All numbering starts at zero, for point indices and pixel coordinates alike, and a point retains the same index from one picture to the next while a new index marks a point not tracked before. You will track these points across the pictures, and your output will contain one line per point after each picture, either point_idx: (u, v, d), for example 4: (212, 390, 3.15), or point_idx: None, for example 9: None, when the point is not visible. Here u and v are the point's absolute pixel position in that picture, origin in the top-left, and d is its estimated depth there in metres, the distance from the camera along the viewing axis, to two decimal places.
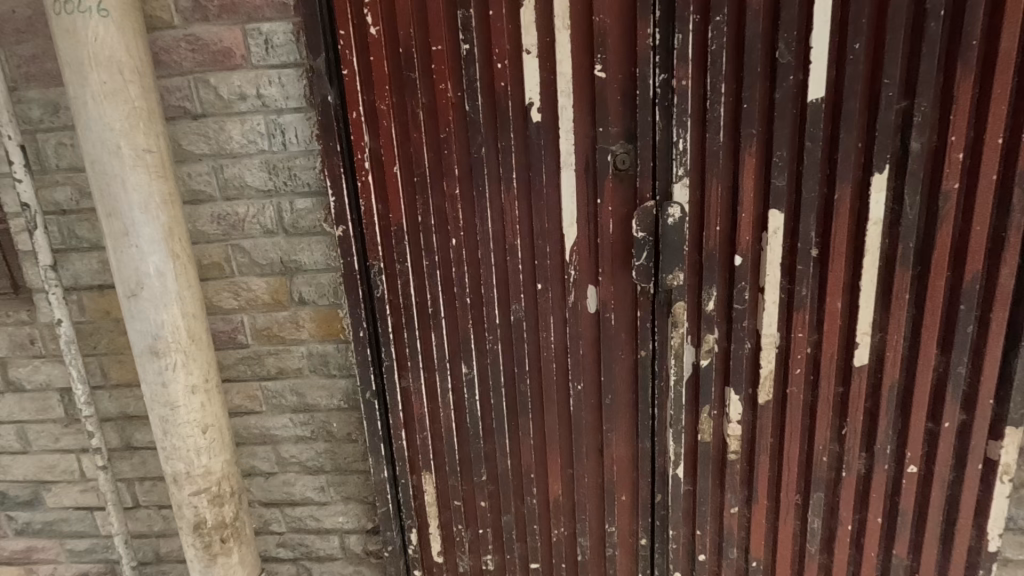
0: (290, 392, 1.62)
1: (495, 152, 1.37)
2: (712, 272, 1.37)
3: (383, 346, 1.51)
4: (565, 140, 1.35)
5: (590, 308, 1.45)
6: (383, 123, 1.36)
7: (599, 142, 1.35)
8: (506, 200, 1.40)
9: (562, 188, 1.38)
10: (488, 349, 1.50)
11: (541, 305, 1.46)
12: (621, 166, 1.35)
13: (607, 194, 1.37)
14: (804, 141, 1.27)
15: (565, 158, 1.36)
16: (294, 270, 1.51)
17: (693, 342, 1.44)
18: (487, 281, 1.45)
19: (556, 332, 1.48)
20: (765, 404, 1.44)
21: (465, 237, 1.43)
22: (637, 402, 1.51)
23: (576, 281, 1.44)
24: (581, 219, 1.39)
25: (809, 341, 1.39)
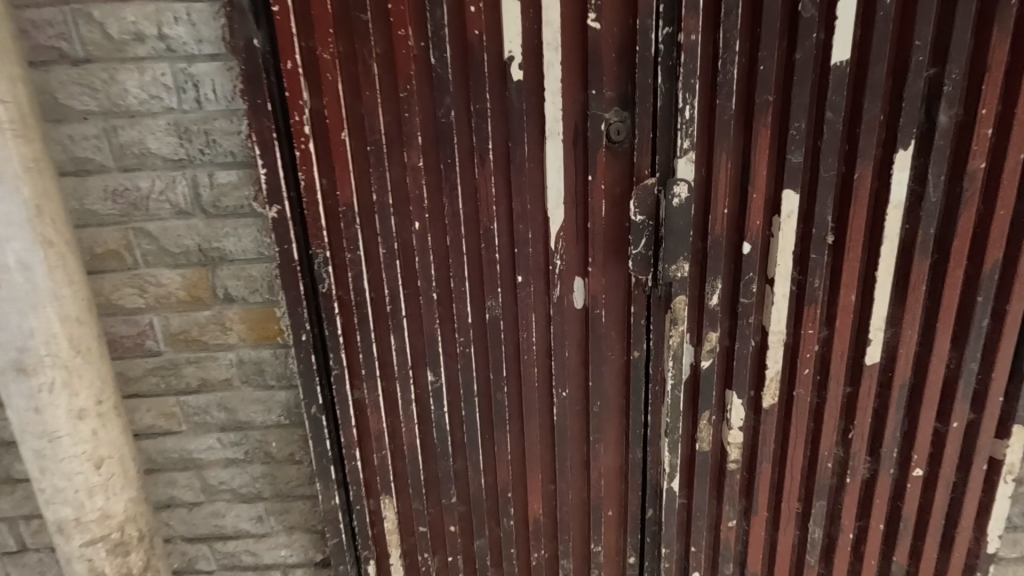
0: (217, 407, 1.34)
1: (467, 117, 1.13)
2: (718, 261, 1.19)
3: (331, 351, 1.25)
4: (551, 104, 1.13)
5: (577, 303, 1.26)
6: (327, 75, 1.09)
7: (592, 108, 1.13)
8: (480, 176, 1.16)
9: (548, 162, 1.16)
10: (459, 352, 1.28)
11: (521, 300, 1.25)
12: (617, 137, 1.15)
13: (600, 169, 1.17)
14: (825, 111, 1.11)
15: (551, 127, 1.14)
16: (216, 261, 1.22)
17: (693, 341, 1.27)
18: (457, 272, 1.22)
19: (538, 332, 1.28)
20: (770, 408, 1.30)
21: (430, 220, 1.19)
22: (628, 409, 1.34)
23: (562, 274, 1.23)
24: (569, 200, 1.18)
25: (818, 337, 1.25)
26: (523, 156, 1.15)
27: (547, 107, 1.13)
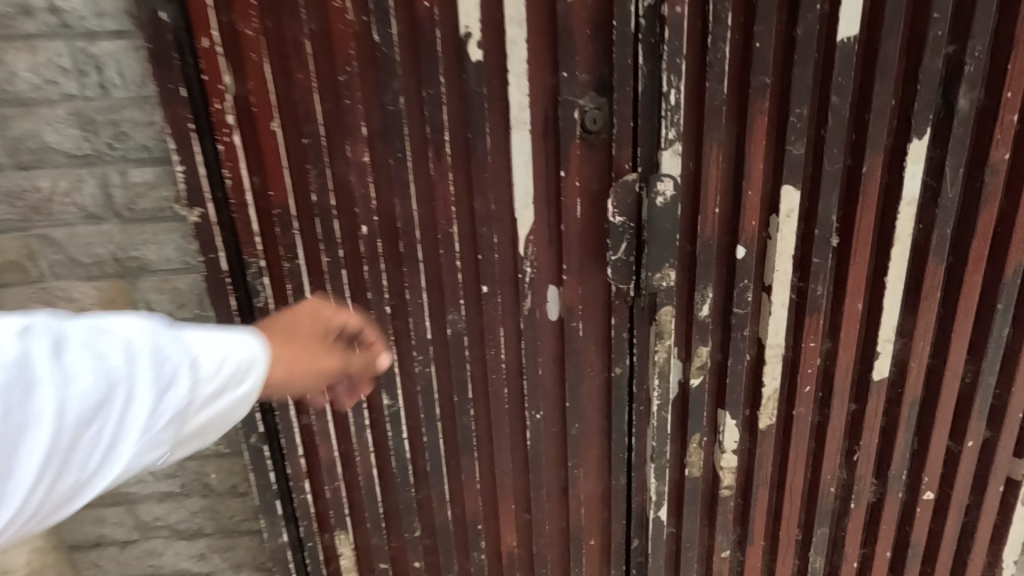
0: None
1: (419, 103, 0.98)
2: (709, 267, 1.05)
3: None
4: (516, 89, 0.98)
5: (551, 315, 1.12)
6: (251, 55, 0.93)
7: (563, 92, 0.98)
8: (436, 172, 1.01)
9: (514, 156, 1.01)
10: (418, 371, 1.14)
11: (487, 313, 1.11)
12: (592, 126, 1.00)
13: (574, 164, 1.02)
14: (830, 95, 0.96)
15: (517, 115, 0.99)
16: (135, 272, 1.06)
17: (681, 356, 1.13)
18: (414, 282, 1.07)
19: (508, 347, 1.14)
20: (767, 429, 1.17)
21: (380, 223, 1.04)
22: (610, 431, 1.20)
23: (532, 282, 1.09)
24: (539, 199, 1.04)
25: (821, 351, 1.12)
26: (485, 149, 1.00)
27: (511, 92, 0.98)
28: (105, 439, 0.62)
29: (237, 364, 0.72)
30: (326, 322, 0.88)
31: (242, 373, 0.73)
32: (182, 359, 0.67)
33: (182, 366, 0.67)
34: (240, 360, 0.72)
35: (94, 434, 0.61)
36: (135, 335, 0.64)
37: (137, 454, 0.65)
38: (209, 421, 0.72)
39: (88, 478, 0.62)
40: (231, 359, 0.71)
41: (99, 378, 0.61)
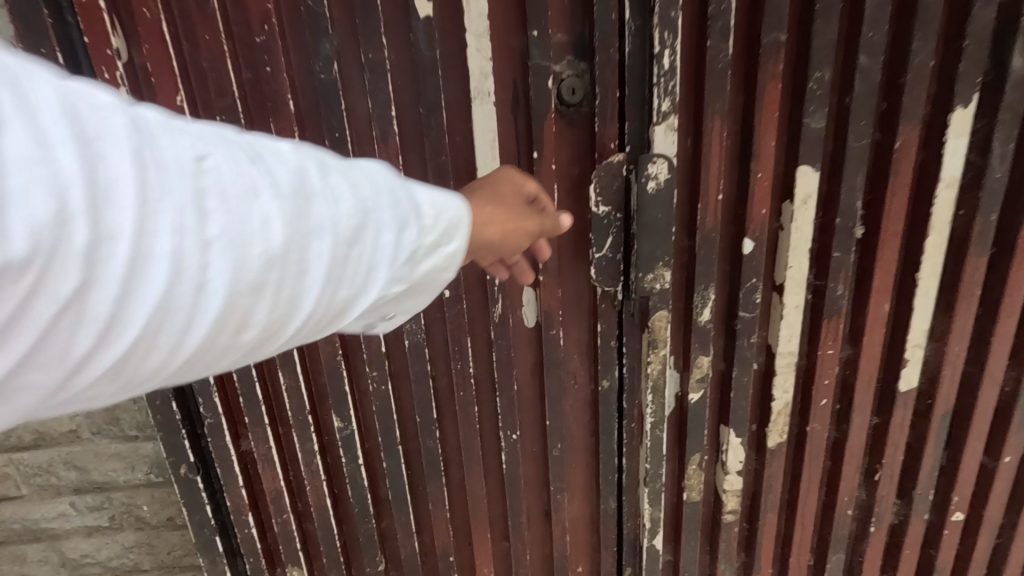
0: (63, 466, 1.03)
1: (357, 71, 0.80)
2: (711, 264, 0.89)
3: (200, 396, 0.94)
4: (475, 51, 0.80)
5: (527, 322, 0.96)
6: (144, 11, 0.75)
7: (533, 56, 0.80)
8: (383, 155, 0.84)
9: (475, 135, 0.84)
10: (373, 389, 0.98)
11: (450, 321, 0.94)
12: (570, 97, 0.83)
13: (548, 144, 0.84)
14: (857, 54, 0.79)
15: (478, 84, 0.82)
16: None
17: (678, 367, 0.98)
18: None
19: (477, 359, 0.98)
20: (776, 448, 1.02)
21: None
22: (598, 451, 1.05)
23: (503, 285, 0.92)
24: None
25: (839, 358, 0.97)
26: (441, 125, 0.83)
27: (469, 54, 0.80)
28: (345, 279, 0.48)
29: (448, 216, 0.54)
30: (521, 191, 0.71)
31: (450, 226, 0.54)
32: (408, 201, 0.51)
33: (406, 203, 0.51)
34: (449, 212, 0.54)
35: (356, 259, 0.48)
36: (383, 169, 0.51)
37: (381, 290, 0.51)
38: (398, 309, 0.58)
39: (363, 299, 0.50)
40: (449, 212, 0.54)
41: (353, 195, 0.48)
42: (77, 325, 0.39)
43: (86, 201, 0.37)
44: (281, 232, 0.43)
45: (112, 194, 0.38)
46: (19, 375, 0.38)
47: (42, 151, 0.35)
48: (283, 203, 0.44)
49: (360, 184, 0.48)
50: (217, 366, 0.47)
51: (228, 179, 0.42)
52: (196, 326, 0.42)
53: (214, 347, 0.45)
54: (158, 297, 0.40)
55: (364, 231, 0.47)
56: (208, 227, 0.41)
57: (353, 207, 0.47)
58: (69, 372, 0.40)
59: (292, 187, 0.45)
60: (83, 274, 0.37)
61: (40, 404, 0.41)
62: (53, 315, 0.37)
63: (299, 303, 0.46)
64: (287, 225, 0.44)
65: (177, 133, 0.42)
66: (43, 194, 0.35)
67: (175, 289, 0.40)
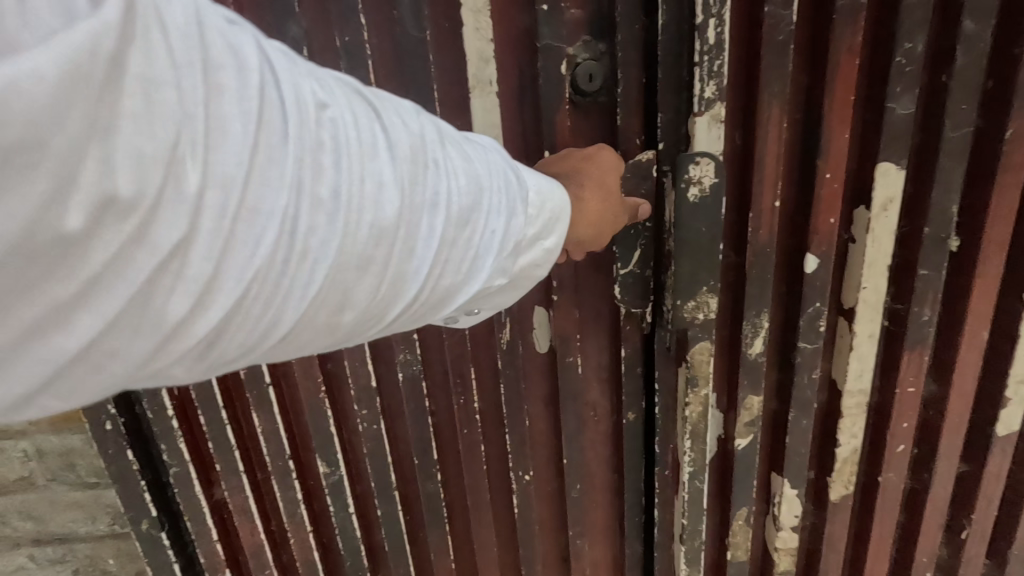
0: (18, 517, 0.92)
1: (332, 57, 0.65)
2: (764, 286, 0.72)
3: (162, 441, 0.81)
4: (473, 29, 0.65)
5: (539, 347, 0.80)
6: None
7: (543, 33, 0.64)
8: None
9: (475, 133, 0.69)
10: (363, 429, 0.84)
11: (450, 351, 0.80)
12: (587, 83, 0.67)
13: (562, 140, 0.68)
14: (959, 17, 0.61)
15: (476, 70, 0.66)
16: None
17: (721, 405, 0.81)
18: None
19: (482, 397, 0.83)
20: (840, 502, 0.85)
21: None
22: (622, 497, 0.91)
23: (510, 308, 0.77)
24: None
25: (921, 396, 0.79)
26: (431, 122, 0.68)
27: (466, 34, 0.65)
28: (451, 260, 0.49)
29: (552, 209, 0.56)
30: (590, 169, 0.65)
31: (553, 218, 0.56)
32: (514, 181, 0.53)
33: (513, 182, 0.53)
34: (554, 206, 0.56)
35: (466, 238, 0.50)
36: (493, 151, 0.53)
37: (486, 273, 0.53)
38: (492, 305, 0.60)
39: (457, 285, 0.51)
40: (554, 199, 0.56)
41: (466, 170, 0.49)
42: (189, 277, 0.39)
43: (224, 140, 0.38)
44: (396, 198, 0.45)
45: (244, 136, 0.39)
46: (134, 328, 0.39)
47: (188, 90, 0.37)
48: (396, 168, 0.45)
49: (466, 161, 0.50)
50: (309, 342, 0.47)
51: (349, 138, 0.43)
52: (304, 289, 0.44)
53: (309, 321, 0.45)
54: (270, 254, 0.41)
55: (467, 209, 0.49)
56: (320, 183, 0.42)
57: (457, 183, 0.48)
58: (170, 328, 0.40)
59: (407, 156, 0.46)
60: (210, 219, 0.38)
61: (132, 370, 0.41)
62: (171, 255, 0.38)
63: (399, 278, 0.47)
64: (402, 193, 0.45)
65: (309, 87, 0.43)
66: (185, 127, 0.37)
67: (288, 242, 0.41)
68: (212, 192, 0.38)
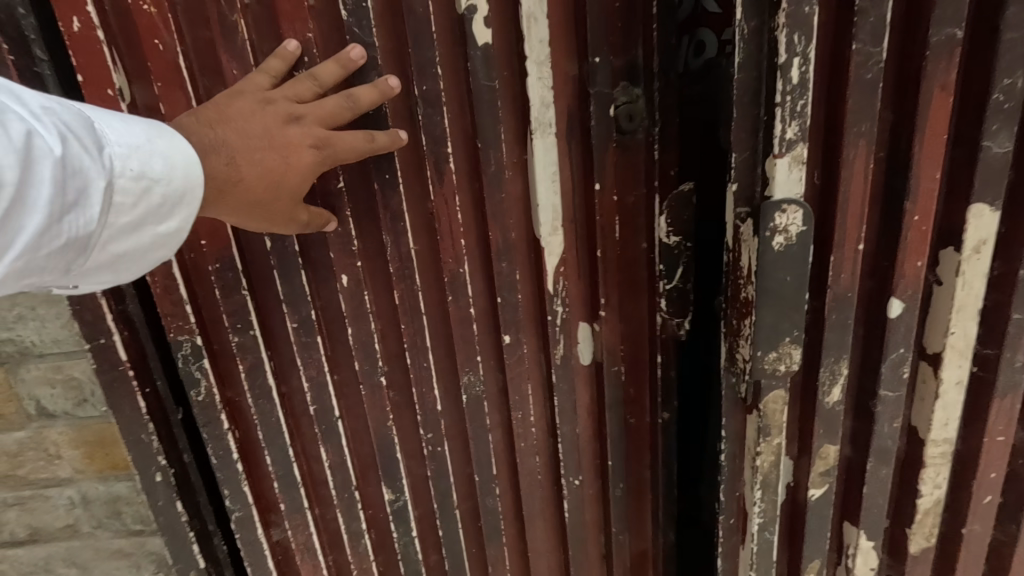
0: (62, 564, 0.90)
1: (407, 104, 0.65)
2: (844, 333, 0.68)
3: (224, 485, 0.78)
4: (536, 79, 0.65)
5: (583, 359, 0.79)
6: (154, 42, 0.59)
7: (595, 81, 0.66)
8: (437, 198, 0.69)
9: (536, 174, 0.69)
10: (428, 453, 0.81)
11: (511, 380, 0.78)
12: (629, 123, 0.69)
13: (610, 172, 0.70)
14: None
15: (539, 114, 0.66)
16: (14, 357, 0.77)
17: (793, 454, 0.77)
18: (416, 341, 0.75)
19: (539, 430, 0.82)
20: (919, 554, 0.80)
21: (367, 269, 0.71)
22: (655, 518, 0.89)
23: (562, 330, 0.76)
24: (566, 222, 0.72)
25: (1011, 446, 0.74)
26: (497, 163, 0.68)
27: (529, 84, 0.65)
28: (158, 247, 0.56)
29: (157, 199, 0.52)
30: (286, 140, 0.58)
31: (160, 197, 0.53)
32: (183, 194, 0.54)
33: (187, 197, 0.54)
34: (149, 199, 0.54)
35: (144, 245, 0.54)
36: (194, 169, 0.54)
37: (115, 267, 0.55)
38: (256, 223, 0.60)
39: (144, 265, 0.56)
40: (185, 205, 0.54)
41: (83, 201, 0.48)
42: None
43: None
44: (91, 184, 0.48)
45: None
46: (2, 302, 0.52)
47: None
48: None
49: (141, 142, 0.50)
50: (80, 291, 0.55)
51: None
52: (36, 248, 0.47)
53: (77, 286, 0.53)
54: (36, 217, 0.46)
55: (131, 193, 0.50)
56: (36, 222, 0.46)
57: (112, 168, 0.49)
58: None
59: (129, 144, 0.50)
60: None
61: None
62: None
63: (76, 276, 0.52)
64: (93, 180, 0.48)
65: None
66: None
67: (32, 221, 0.45)
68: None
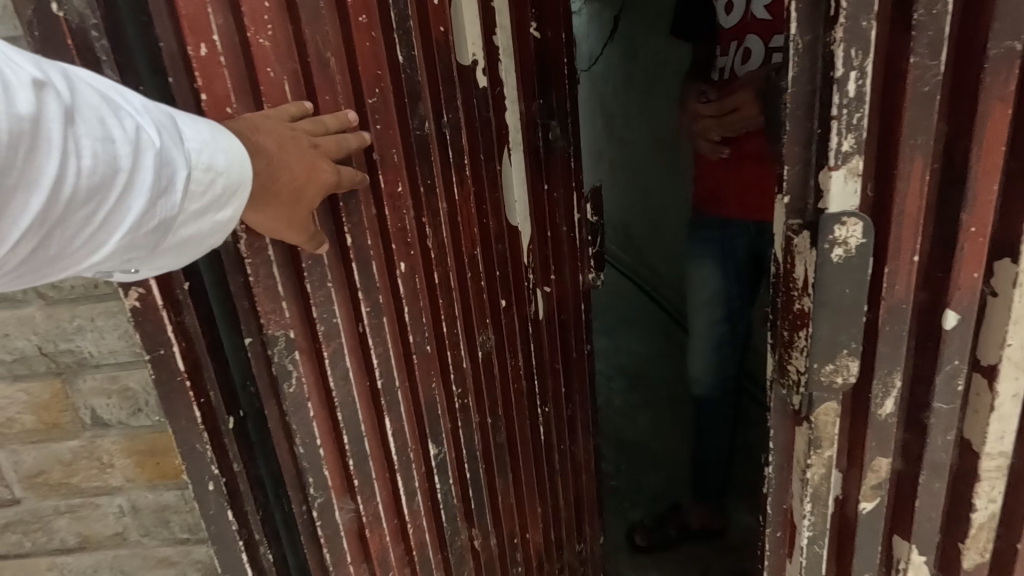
0: (108, 571, 0.91)
1: (438, 129, 0.93)
2: (898, 345, 0.68)
3: (309, 475, 0.79)
4: (511, 110, 1.12)
5: (540, 312, 1.30)
6: (266, 70, 0.66)
7: (540, 113, 1.22)
8: (459, 198, 0.99)
9: (514, 174, 1.14)
10: (459, 406, 1.04)
11: (507, 325, 1.17)
12: (555, 141, 1.29)
13: (553, 178, 1.29)
14: None
15: (515, 136, 1.14)
16: (71, 368, 0.79)
17: (843, 467, 0.76)
18: (448, 314, 0.98)
19: (523, 358, 1.24)
20: (973, 571, 0.79)
21: (414, 257, 0.89)
22: (587, 395, 1.57)
23: (535, 279, 1.27)
24: (533, 215, 1.22)
25: None
26: (495, 164, 1.09)
27: (508, 110, 1.11)
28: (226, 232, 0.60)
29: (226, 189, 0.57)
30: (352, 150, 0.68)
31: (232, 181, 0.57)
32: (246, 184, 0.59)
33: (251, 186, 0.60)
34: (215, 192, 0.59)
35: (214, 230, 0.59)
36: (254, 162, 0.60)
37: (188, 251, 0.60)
38: (279, 230, 0.64)
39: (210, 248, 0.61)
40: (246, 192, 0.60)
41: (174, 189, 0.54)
42: (85, 214, 0.49)
43: (66, 125, 0.46)
44: (178, 174, 0.53)
45: (67, 178, 0.47)
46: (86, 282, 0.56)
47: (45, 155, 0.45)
48: (103, 157, 0.48)
49: (209, 137, 0.55)
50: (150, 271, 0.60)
51: (102, 115, 0.48)
52: (134, 229, 0.52)
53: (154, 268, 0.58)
54: (134, 201, 0.50)
55: (202, 184, 0.54)
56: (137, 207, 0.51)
57: (193, 162, 0.54)
58: (61, 258, 0.49)
59: (204, 139, 0.54)
60: (78, 183, 0.47)
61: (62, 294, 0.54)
62: (45, 203, 0.46)
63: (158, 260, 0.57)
64: (177, 171, 0.53)
65: (56, 66, 0.48)
66: (39, 117, 0.45)
67: (133, 204, 0.50)
68: (57, 162, 0.46)
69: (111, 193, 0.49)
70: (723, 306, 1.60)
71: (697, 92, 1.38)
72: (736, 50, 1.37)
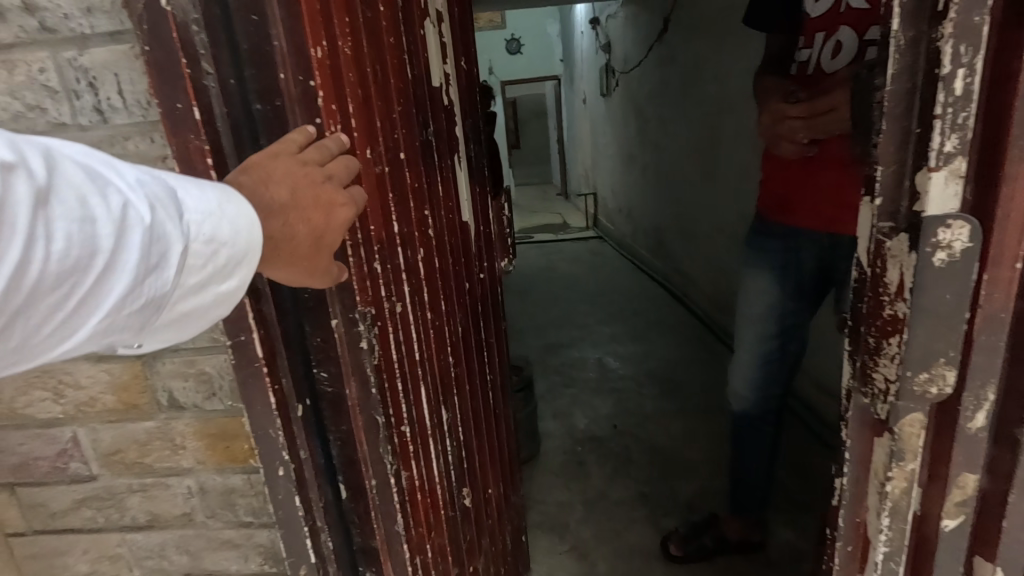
0: (175, 549, 0.94)
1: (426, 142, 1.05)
2: (994, 353, 0.65)
3: (385, 450, 0.85)
4: (462, 122, 1.26)
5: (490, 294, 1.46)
6: (349, 73, 0.77)
7: (478, 127, 1.39)
8: (444, 196, 1.12)
9: (464, 179, 1.26)
10: (455, 378, 1.13)
11: (473, 308, 1.31)
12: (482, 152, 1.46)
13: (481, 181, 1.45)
14: None
15: (465, 151, 1.29)
16: (152, 351, 0.81)
17: (922, 483, 0.73)
18: (447, 296, 1.11)
19: (479, 337, 1.36)
20: None
21: (427, 246, 1.02)
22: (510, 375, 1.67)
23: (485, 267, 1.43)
24: (477, 213, 1.37)
25: None
26: (460, 169, 1.23)
27: (460, 125, 1.24)
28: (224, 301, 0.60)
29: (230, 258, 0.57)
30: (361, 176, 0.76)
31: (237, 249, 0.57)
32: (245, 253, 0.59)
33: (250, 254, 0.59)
34: None
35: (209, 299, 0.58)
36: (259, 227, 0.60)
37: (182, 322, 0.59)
38: (295, 280, 0.65)
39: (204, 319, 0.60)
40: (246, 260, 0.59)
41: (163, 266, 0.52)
42: (58, 298, 0.46)
43: (37, 207, 0.43)
44: (168, 248, 0.51)
45: (40, 265, 0.44)
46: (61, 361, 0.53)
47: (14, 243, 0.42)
48: (82, 240, 0.46)
49: (214, 206, 0.55)
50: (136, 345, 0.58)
51: (81, 194, 0.46)
52: (117, 310, 0.49)
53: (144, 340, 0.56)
54: (120, 282, 0.48)
55: (202, 256, 0.54)
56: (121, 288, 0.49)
57: (186, 233, 0.53)
58: (27, 346, 0.46)
59: (203, 210, 0.54)
60: (47, 267, 0.44)
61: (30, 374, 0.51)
62: (13, 292, 0.43)
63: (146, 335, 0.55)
64: (171, 246, 0.51)
65: (32, 145, 0.45)
66: (8, 202, 0.42)
67: (117, 285, 0.48)
68: (24, 248, 0.43)
69: (91, 278, 0.47)
70: (776, 322, 1.56)
71: (783, 94, 1.34)
72: (823, 43, 1.36)
